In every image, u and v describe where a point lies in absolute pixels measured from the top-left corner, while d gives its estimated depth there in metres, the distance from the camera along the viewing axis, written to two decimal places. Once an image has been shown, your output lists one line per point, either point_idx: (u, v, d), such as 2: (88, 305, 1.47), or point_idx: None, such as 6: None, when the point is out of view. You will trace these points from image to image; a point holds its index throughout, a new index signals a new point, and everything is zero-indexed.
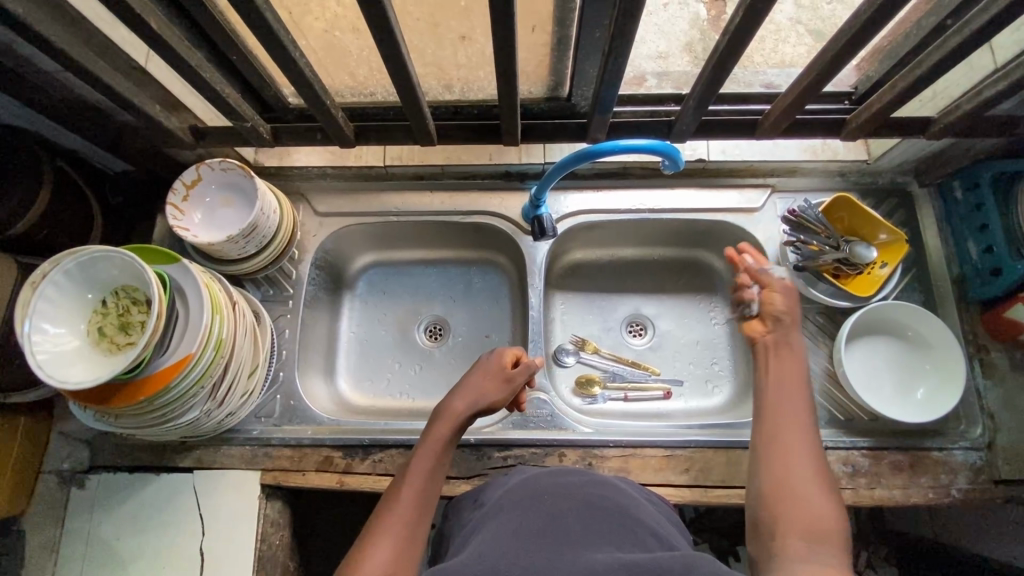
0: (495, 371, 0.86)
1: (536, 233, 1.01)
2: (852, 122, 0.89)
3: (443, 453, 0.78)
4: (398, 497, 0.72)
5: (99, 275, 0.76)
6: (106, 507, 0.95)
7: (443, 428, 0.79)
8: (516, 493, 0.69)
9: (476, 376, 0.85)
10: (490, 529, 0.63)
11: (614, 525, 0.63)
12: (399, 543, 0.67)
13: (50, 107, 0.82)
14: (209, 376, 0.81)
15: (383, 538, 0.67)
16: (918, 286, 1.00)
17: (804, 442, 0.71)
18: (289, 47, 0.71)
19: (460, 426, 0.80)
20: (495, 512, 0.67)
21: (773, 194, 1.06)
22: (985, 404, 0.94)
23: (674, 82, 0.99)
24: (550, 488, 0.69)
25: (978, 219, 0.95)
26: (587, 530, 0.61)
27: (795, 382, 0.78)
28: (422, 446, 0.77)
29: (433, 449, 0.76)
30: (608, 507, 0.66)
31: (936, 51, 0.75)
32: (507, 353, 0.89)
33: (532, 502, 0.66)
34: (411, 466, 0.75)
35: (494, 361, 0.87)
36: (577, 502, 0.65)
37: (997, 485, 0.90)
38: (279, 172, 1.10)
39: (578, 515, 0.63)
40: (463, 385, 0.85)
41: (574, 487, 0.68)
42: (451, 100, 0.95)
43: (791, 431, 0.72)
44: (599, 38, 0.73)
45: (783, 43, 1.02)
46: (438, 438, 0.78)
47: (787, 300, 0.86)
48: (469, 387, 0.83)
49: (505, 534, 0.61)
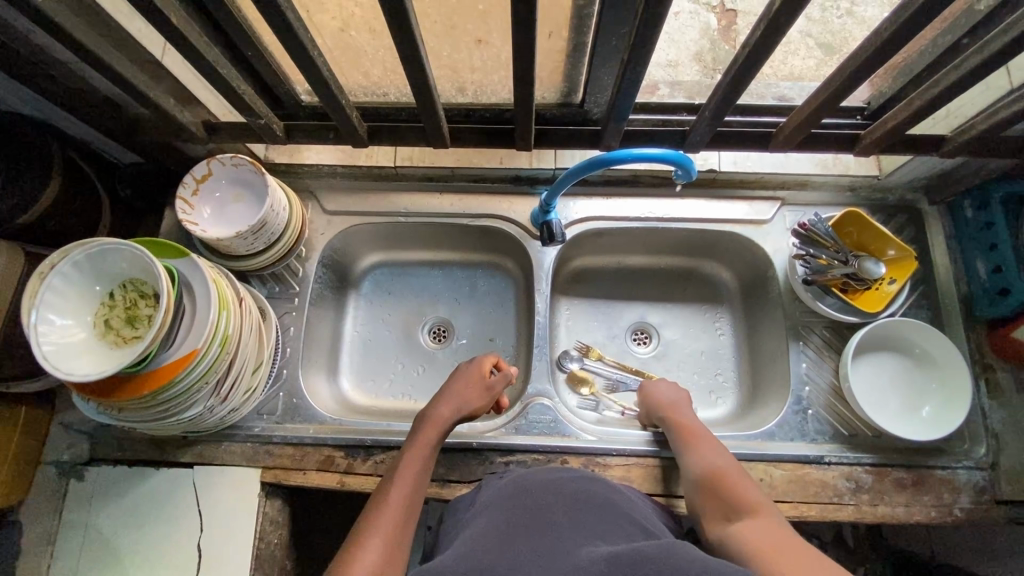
0: (477, 379, 0.89)
1: (546, 238, 1.04)
2: (866, 138, 0.89)
3: (428, 456, 0.80)
4: (386, 500, 0.72)
5: (109, 267, 0.76)
6: (104, 500, 0.95)
7: (428, 434, 0.82)
8: (505, 492, 0.69)
9: (458, 383, 0.89)
10: (476, 527, 0.63)
11: (604, 521, 0.63)
12: (386, 540, 0.67)
13: (65, 98, 0.82)
14: (213, 372, 0.81)
15: (373, 539, 0.67)
16: (926, 303, 1.00)
17: (721, 455, 0.82)
18: (308, 45, 0.71)
19: (444, 432, 0.83)
20: (484, 511, 0.67)
21: (782, 206, 1.06)
22: (990, 423, 0.94)
23: (686, 91, 0.98)
24: (536, 485, 0.68)
25: (987, 238, 0.95)
26: (574, 527, 0.60)
27: (712, 443, 0.84)
28: (410, 449, 0.79)
29: (420, 453, 0.79)
30: (595, 502, 0.66)
31: (955, 71, 0.75)
32: (485, 358, 0.93)
33: (520, 499, 0.66)
34: (400, 470, 0.76)
35: (473, 370, 0.91)
36: (563, 497, 0.65)
37: (1000, 505, 0.90)
38: (290, 169, 1.10)
39: (565, 512, 0.62)
40: (446, 393, 0.88)
41: (561, 483, 0.68)
42: (464, 103, 0.95)
43: (712, 453, 0.82)
44: (617, 46, 0.73)
45: (794, 56, 1.02)
46: (424, 443, 0.80)
47: (669, 390, 0.96)
48: (449, 395, 0.87)
49: (491, 531, 0.60)
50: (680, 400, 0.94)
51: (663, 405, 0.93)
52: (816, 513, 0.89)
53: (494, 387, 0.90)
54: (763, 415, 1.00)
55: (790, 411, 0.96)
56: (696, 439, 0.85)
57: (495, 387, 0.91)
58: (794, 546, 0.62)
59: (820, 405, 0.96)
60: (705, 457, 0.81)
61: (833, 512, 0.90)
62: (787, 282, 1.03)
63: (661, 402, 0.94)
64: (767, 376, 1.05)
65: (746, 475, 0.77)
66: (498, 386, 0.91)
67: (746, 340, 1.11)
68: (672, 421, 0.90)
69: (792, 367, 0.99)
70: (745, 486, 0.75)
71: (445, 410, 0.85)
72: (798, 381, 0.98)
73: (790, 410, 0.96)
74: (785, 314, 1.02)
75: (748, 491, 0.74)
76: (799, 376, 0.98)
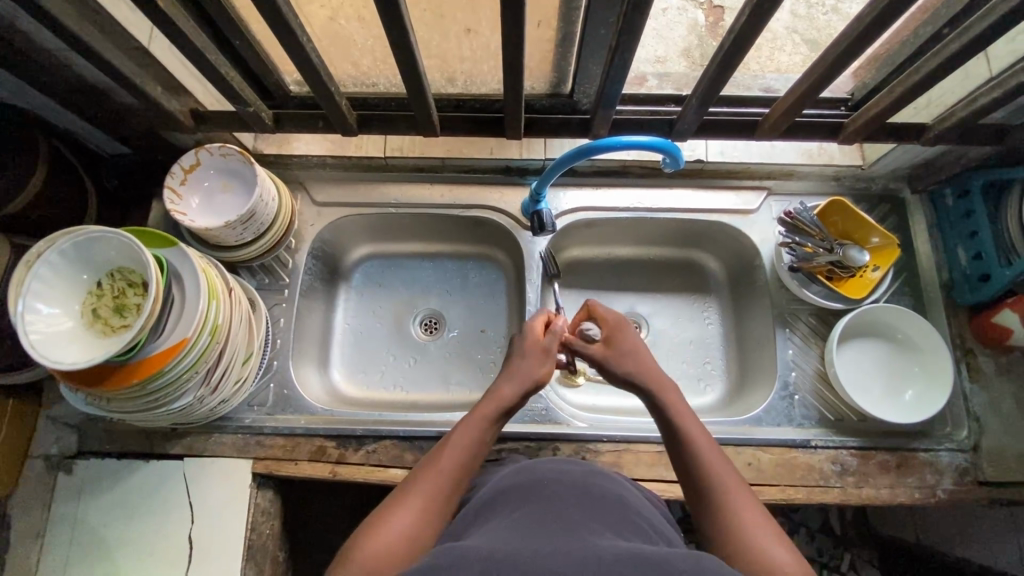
0: (539, 348, 0.78)
1: (536, 228, 1.03)
2: (850, 126, 0.90)
3: (485, 433, 0.71)
4: (434, 465, 0.67)
5: (96, 256, 0.75)
6: (94, 493, 0.94)
7: (486, 409, 0.72)
8: (510, 486, 0.63)
9: (525, 355, 0.78)
10: (488, 527, 0.56)
11: (617, 520, 0.57)
12: (424, 510, 0.63)
13: (51, 86, 0.81)
14: (203, 363, 0.80)
15: (406, 503, 0.63)
16: (908, 290, 1.02)
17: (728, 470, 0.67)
18: (298, 32, 0.71)
19: (506, 409, 0.73)
20: (492, 509, 0.61)
21: (769, 196, 1.07)
22: (971, 407, 0.96)
23: (674, 83, 1.00)
24: (544, 478, 0.63)
25: (968, 226, 0.97)
26: (587, 523, 0.54)
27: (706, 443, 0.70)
28: (465, 421, 0.71)
29: (471, 428, 0.70)
30: (607, 501, 0.60)
31: (936, 57, 0.76)
32: (536, 322, 0.82)
33: (528, 493, 0.60)
34: (448, 443, 0.69)
35: (533, 338, 0.80)
36: (574, 493, 0.60)
37: (982, 486, 0.92)
38: (279, 160, 1.10)
39: (577, 507, 0.57)
40: (512, 366, 0.77)
41: (571, 477, 0.63)
42: (453, 93, 0.95)
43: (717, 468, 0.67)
44: (605, 35, 0.74)
45: (779, 52, 1.01)
46: (482, 414, 0.71)
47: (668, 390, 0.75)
48: (511, 371, 0.76)
49: (503, 528, 0.54)
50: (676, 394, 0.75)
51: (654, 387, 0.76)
52: (802, 495, 0.91)
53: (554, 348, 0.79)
54: (750, 402, 1.02)
55: (777, 397, 0.98)
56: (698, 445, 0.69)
57: (553, 346, 0.79)
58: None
59: (807, 391, 0.98)
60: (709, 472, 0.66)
61: (819, 494, 0.91)
62: (773, 270, 1.05)
63: (658, 379, 0.76)
64: (754, 363, 1.06)
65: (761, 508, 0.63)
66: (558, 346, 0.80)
67: (735, 329, 1.12)
68: (665, 416, 0.73)
69: (778, 353, 1.00)
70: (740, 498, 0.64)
71: (508, 385, 0.74)
72: (784, 367, 1.00)
73: (776, 395, 0.98)
74: (771, 301, 1.03)
75: (764, 538, 0.60)
76: (786, 362, 1.00)
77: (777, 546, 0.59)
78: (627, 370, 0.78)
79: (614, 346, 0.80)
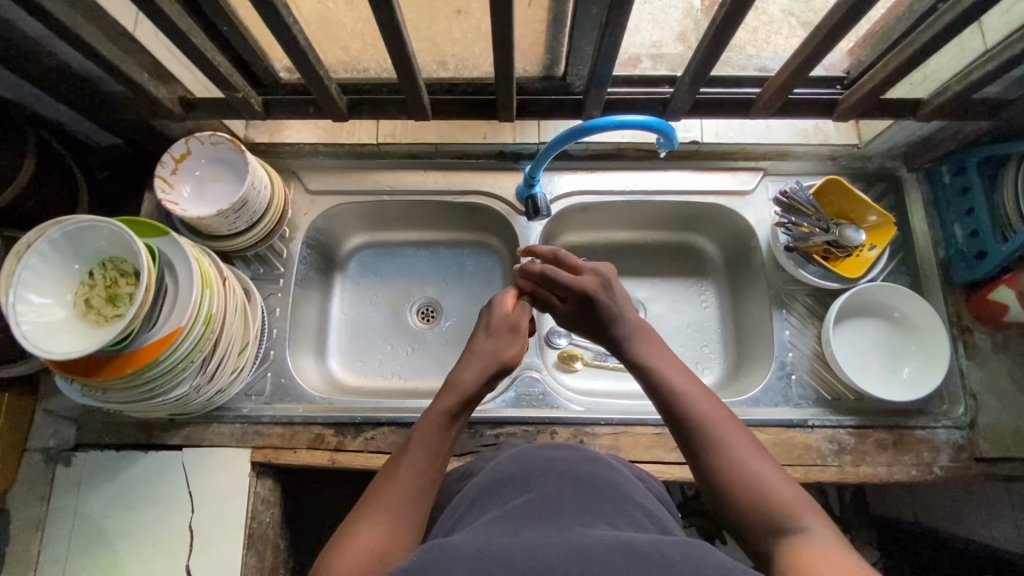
0: (498, 325, 0.79)
1: (531, 213, 1.01)
2: (843, 103, 0.90)
3: (447, 429, 0.68)
4: (396, 474, 0.64)
5: (87, 245, 0.75)
6: (93, 485, 0.95)
7: (446, 402, 0.70)
8: (503, 471, 0.63)
9: (482, 340, 0.78)
10: (484, 517, 0.55)
11: (611, 506, 0.56)
12: (392, 521, 0.60)
13: (36, 74, 0.80)
14: (198, 351, 0.80)
15: (372, 519, 0.59)
16: (906, 269, 1.02)
17: (721, 413, 0.66)
18: (283, 13, 0.70)
19: (466, 401, 0.71)
20: (487, 499, 0.59)
21: (764, 176, 1.07)
22: (968, 383, 0.96)
23: (669, 64, 0.96)
24: (538, 467, 0.61)
25: (965, 203, 0.96)
26: (582, 509, 0.54)
27: (677, 359, 0.74)
28: (423, 422, 0.68)
29: (432, 427, 0.68)
30: (602, 486, 0.58)
31: (929, 29, 0.75)
32: (506, 296, 0.84)
33: (523, 478, 0.60)
34: (410, 444, 0.66)
35: (496, 313, 0.81)
36: (567, 481, 0.58)
37: (978, 462, 0.92)
38: (270, 149, 1.09)
39: (572, 491, 0.56)
40: (468, 357, 0.76)
41: (563, 464, 0.61)
42: (446, 77, 0.94)
43: (709, 410, 0.66)
44: (596, 14, 0.73)
45: (776, 36, 0.94)
46: (439, 413, 0.69)
47: (663, 354, 0.75)
48: (475, 358, 0.76)
49: (499, 517, 0.53)
50: (652, 342, 0.77)
51: (626, 339, 0.78)
52: (801, 474, 0.91)
53: (521, 325, 0.80)
54: (748, 382, 1.02)
55: (774, 377, 0.98)
56: (686, 389, 0.69)
57: (522, 323, 0.80)
58: (781, 492, 0.59)
59: (803, 370, 0.98)
60: (698, 417, 0.66)
61: (817, 473, 0.91)
62: (769, 250, 1.05)
63: (625, 335, 0.78)
64: (751, 344, 1.06)
65: (740, 426, 0.65)
66: (526, 321, 0.81)
67: (732, 311, 1.12)
68: (635, 340, 0.77)
69: (776, 334, 1.00)
70: (703, 398, 0.68)
71: (467, 375, 0.73)
72: (782, 347, 1.00)
73: (774, 375, 0.98)
74: (768, 283, 1.03)
75: (749, 454, 0.62)
76: (783, 343, 1.00)
77: (781, 480, 0.60)
78: (609, 315, 0.80)
79: (576, 310, 0.84)
